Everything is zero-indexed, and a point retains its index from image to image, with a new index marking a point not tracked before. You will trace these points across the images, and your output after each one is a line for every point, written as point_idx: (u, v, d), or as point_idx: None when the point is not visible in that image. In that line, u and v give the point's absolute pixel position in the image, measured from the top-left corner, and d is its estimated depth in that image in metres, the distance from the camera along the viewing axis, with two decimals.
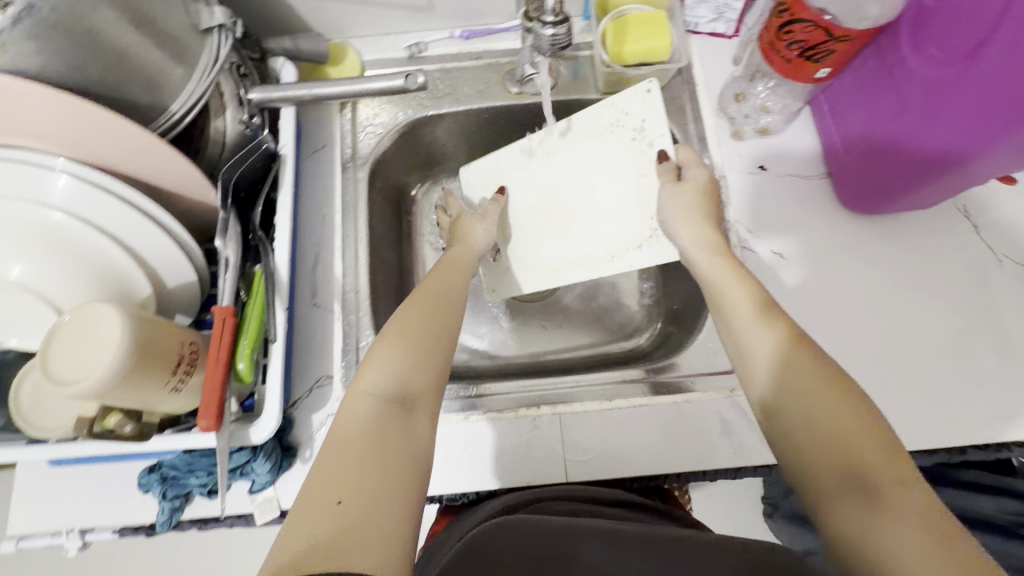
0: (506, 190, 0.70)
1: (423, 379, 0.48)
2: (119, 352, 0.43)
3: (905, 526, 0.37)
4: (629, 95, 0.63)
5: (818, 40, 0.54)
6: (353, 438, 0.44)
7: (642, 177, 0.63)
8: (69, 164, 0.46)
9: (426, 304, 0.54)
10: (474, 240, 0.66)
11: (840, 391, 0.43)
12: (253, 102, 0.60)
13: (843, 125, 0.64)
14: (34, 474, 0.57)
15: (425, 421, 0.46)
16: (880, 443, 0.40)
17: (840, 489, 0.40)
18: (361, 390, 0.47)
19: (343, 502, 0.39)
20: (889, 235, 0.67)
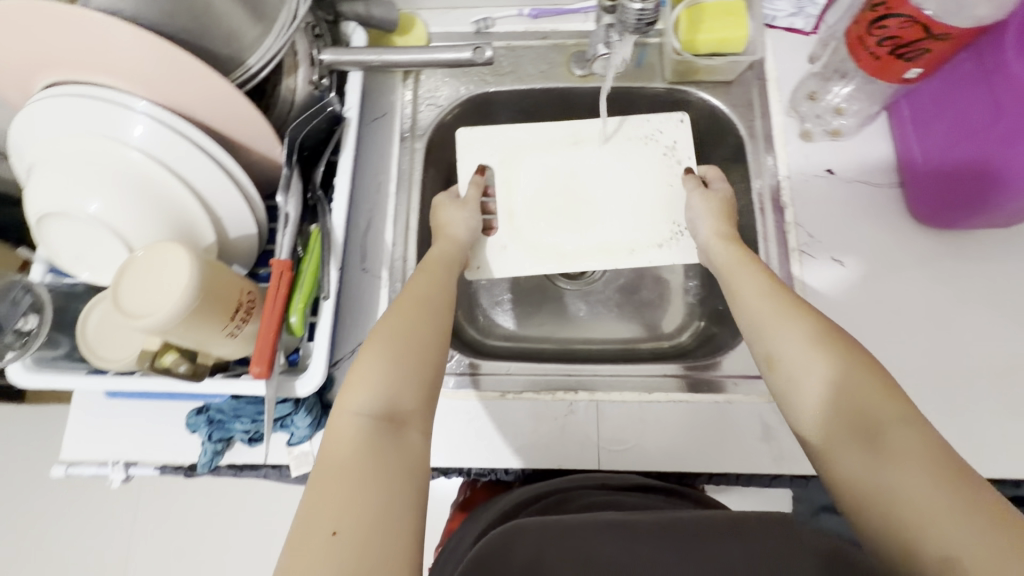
0: (485, 169, 0.69)
1: (411, 397, 0.45)
2: (187, 289, 0.44)
3: (915, 471, 0.37)
4: (664, 119, 0.70)
5: (913, 37, 0.52)
6: (340, 464, 0.40)
7: (669, 187, 0.69)
8: (148, 106, 0.48)
9: (410, 309, 0.50)
10: (448, 224, 0.64)
11: (844, 350, 0.44)
12: (324, 63, 0.62)
13: (926, 132, 0.61)
14: (91, 404, 0.60)
15: (416, 437, 0.44)
16: (887, 394, 0.41)
17: (846, 446, 0.41)
18: (346, 412, 0.44)
19: (338, 534, 0.36)
20: (958, 253, 0.64)
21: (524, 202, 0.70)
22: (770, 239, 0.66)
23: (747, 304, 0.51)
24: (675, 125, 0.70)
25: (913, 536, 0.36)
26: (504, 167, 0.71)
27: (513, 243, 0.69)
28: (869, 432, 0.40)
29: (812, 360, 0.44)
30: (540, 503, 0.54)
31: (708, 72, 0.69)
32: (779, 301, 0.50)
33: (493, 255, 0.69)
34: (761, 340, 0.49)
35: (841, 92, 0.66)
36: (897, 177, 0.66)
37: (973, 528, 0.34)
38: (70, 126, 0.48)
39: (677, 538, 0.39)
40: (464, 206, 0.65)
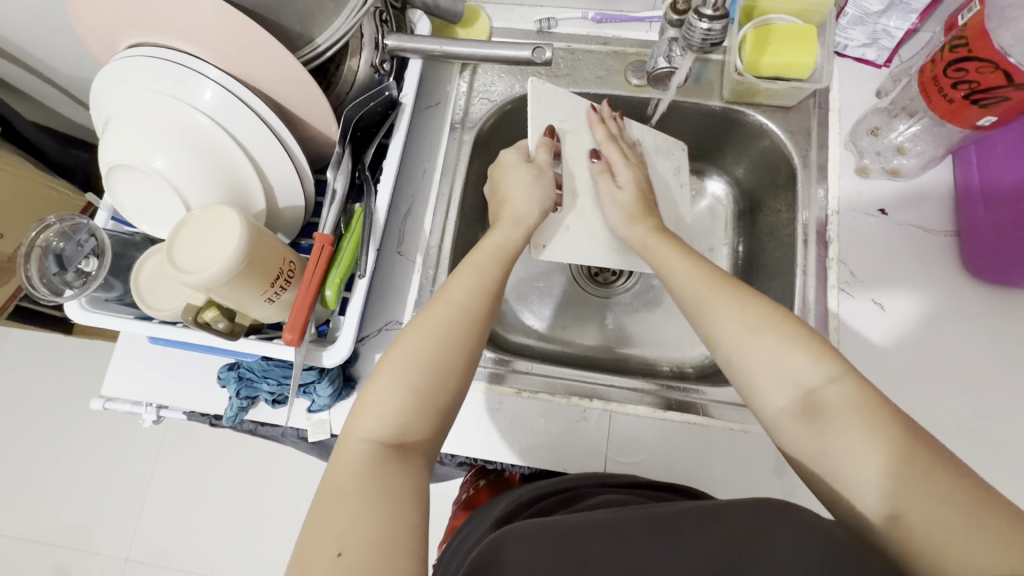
0: (555, 131, 0.65)
1: (419, 425, 0.46)
2: (235, 253, 0.47)
3: (855, 432, 0.39)
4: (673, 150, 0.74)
5: (993, 84, 0.49)
6: (343, 489, 0.42)
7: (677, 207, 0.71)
8: (220, 75, 0.51)
9: (437, 326, 0.49)
10: (513, 196, 0.61)
11: (778, 324, 0.46)
12: (387, 48, 0.62)
13: (994, 182, 0.59)
14: (133, 347, 0.64)
15: (422, 463, 0.45)
16: (813, 356, 0.43)
17: (801, 420, 0.42)
18: (355, 435, 0.45)
19: (343, 555, 0.38)
20: (1011, 312, 0.61)
21: (590, 182, 0.67)
22: (809, 273, 0.64)
23: (683, 285, 0.53)
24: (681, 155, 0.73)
25: (862, 493, 0.38)
26: (570, 137, 0.67)
27: (576, 224, 0.67)
28: (805, 399, 0.43)
29: (740, 337, 0.46)
30: (545, 504, 0.53)
31: (768, 94, 0.68)
32: (706, 281, 0.51)
33: (558, 235, 0.66)
34: (695, 320, 0.51)
35: (905, 130, 0.64)
36: (954, 225, 0.64)
37: (913, 476, 0.37)
38: (146, 86, 0.51)
39: (659, 526, 0.39)
40: (540, 173, 0.63)
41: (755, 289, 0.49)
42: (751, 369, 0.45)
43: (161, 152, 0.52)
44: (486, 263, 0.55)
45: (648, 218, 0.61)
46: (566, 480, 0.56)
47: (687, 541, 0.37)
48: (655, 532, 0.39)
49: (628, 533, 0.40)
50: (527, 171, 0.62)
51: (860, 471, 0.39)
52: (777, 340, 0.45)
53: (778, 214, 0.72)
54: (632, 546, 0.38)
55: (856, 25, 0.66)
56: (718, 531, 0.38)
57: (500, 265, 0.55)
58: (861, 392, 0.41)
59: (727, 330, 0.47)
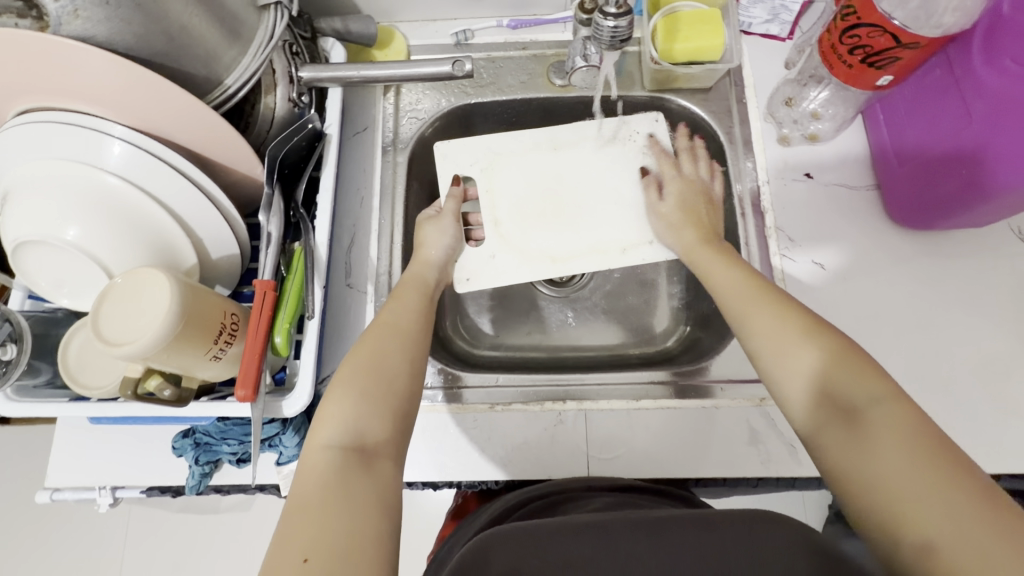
0: (461, 179, 0.69)
1: (378, 428, 0.45)
2: (168, 317, 0.44)
3: (889, 454, 0.39)
4: (638, 119, 0.71)
5: (884, 46, 0.52)
6: (308, 500, 0.40)
7: (656, 183, 0.69)
8: (126, 131, 0.48)
9: (380, 344, 0.50)
10: (424, 241, 0.64)
11: (824, 337, 0.46)
12: (303, 81, 0.60)
13: (899, 139, 0.62)
14: (73, 430, 0.59)
15: (389, 466, 0.44)
16: (863, 377, 0.43)
17: (832, 430, 0.43)
18: (315, 446, 0.44)
19: (310, 561, 0.36)
20: (934, 252, 0.65)
21: (507, 210, 0.70)
22: (752, 244, 0.67)
23: (730, 299, 0.54)
24: (649, 124, 0.70)
25: (886, 512, 0.38)
26: (485, 176, 0.70)
27: (501, 249, 0.69)
28: (846, 414, 0.43)
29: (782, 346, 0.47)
30: (532, 505, 0.53)
31: (686, 79, 0.70)
32: (753, 290, 0.53)
33: (481, 266, 0.68)
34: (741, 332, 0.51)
35: (817, 97, 0.68)
36: (874, 179, 0.67)
37: (943, 495, 0.36)
38: (45, 153, 0.48)
39: (644, 527, 0.39)
40: (441, 220, 0.65)
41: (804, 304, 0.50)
42: (793, 378, 0.46)
43: (74, 221, 0.49)
44: (412, 293, 0.57)
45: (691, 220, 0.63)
46: (549, 485, 0.56)
47: (677, 543, 0.38)
48: (640, 528, 0.39)
49: (612, 532, 0.39)
50: (431, 224, 0.65)
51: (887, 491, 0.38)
52: (830, 360, 0.45)
53: None
54: (619, 548, 0.38)
55: (757, 3, 0.68)
56: (708, 533, 0.38)
57: (421, 293, 0.58)
58: (909, 415, 0.41)
59: (775, 349, 0.48)
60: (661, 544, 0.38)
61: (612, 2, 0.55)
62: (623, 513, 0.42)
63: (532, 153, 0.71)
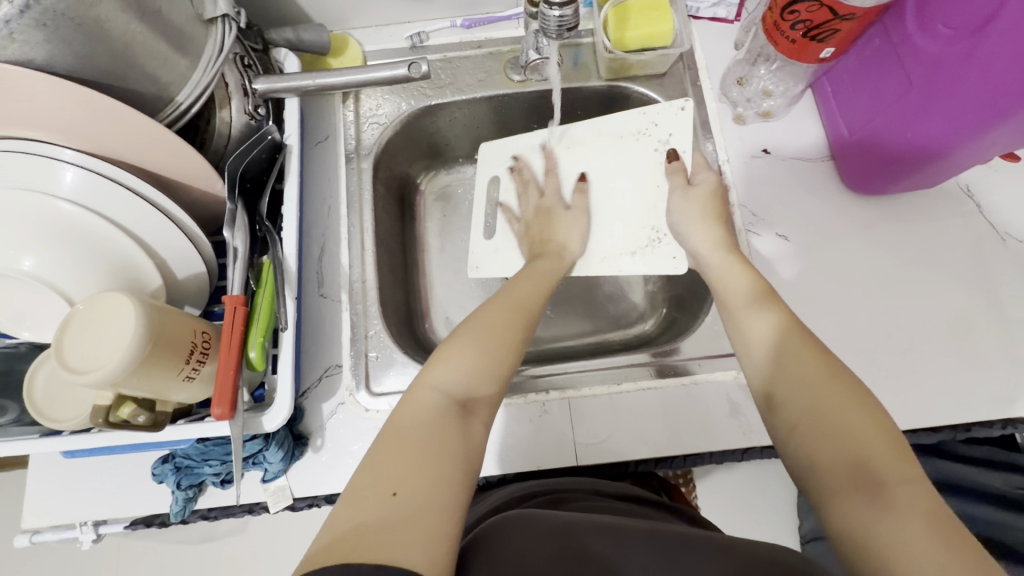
0: (588, 176, 0.70)
1: (485, 386, 0.46)
2: (136, 340, 0.43)
3: (908, 527, 0.35)
4: (663, 109, 0.68)
5: (822, 20, 0.54)
6: (413, 434, 0.41)
7: (654, 187, 0.67)
8: (77, 156, 0.47)
9: (504, 314, 0.51)
10: (556, 234, 0.67)
11: (841, 383, 0.43)
12: (258, 93, 0.61)
13: (848, 110, 0.64)
14: (46, 468, 0.57)
15: (481, 429, 0.44)
16: (881, 436, 0.40)
17: (847, 489, 0.39)
18: (427, 385, 0.44)
19: (398, 495, 0.37)
20: (892, 217, 0.68)
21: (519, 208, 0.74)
22: None
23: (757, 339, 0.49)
24: (673, 114, 0.67)
25: None
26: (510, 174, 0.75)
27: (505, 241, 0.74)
28: (863, 476, 0.39)
29: (802, 384, 0.44)
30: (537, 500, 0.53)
31: (641, 65, 0.71)
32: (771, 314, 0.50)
33: (487, 255, 0.75)
34: (766, 378, 0.47)
35: (766, 74, 0.69)
36: (828, 150, 0.69)
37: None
38: None
39: (661, 543, 0.41)
40: (575, 216, 0.68)
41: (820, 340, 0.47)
42: (808, 422, 0.43)
43: (29, 251, 0.47)
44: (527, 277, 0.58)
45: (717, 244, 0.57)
46: (546, 483, 0.56)
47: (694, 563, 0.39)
48: (658, 547, 0.40)
49: (627, 539, 0.41)
50: (566, 220, 0.68)
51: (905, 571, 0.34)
52: (864, 421, 0.41)
53: None
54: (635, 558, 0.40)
55: None
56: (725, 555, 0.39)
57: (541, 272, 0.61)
58: (926, 495, 0.37)
59: (801, 400, 0.44)
60: (675, 560, 0.39)
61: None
62: (637, 523, 0.44)
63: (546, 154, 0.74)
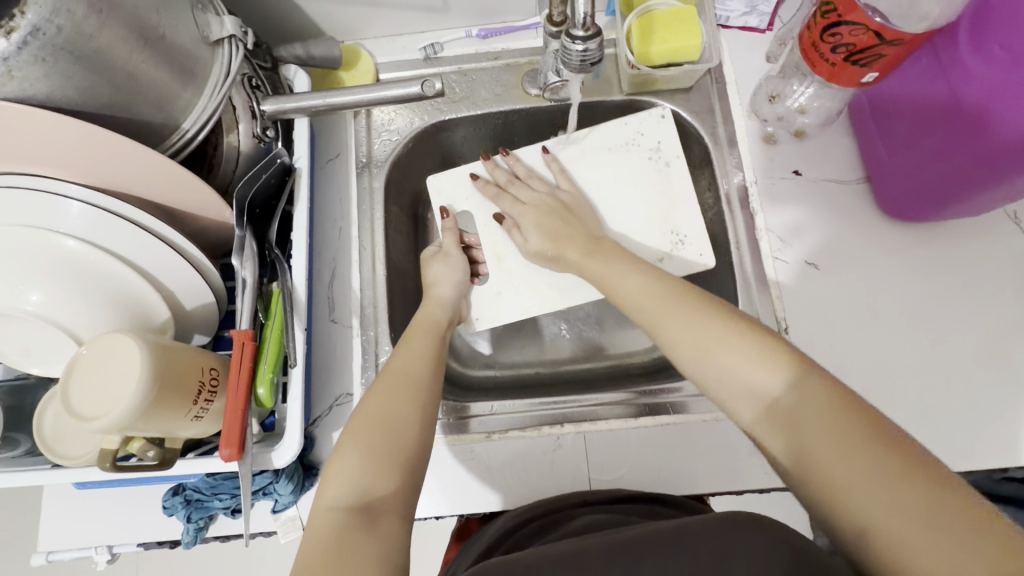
0: (448, 210, 0.70)
1: (383, 481, 0.44)
2: (141, 385, 0.42)
3: (817, 438, 0.38)
4: (644, 118, 0.69)
5: (866, 44, 0.49)
6: (314, 563, 0.39)
7: (661, 194, 0.67)
8: (82, 191, 0.45)
9: (389, 396, 0.49)
10: (440, 289, 0.64)
11: (717, 318, 0.46)
12: (266, 115, 0.58)
13: (888, 136, 0.60)
14: (58, 496, 0.58)
15: (393, 523, 0.43)
16: (764, 356, 0.43)
17: (764, 422, 0.42)
18: (323, 507, 0.43)
19: None
20: (930, 244, 0.64)
21: (508, 242, 0.69)
22: (742, 248, 0.65)
23: (665, 308, 0.49)
24: (657, 122, 0.68)
25: (843, 510, 0.36)
26: (482, 209, 0.70)
27: (505, 286, 0.68)
28: (774, 408, 0.41)
29: (685, 328, 0.47)
30: (518, 534, 0.52)
31: (665, 80, 0.68)
32: (664, 288, 0.51)
33: (489, 304, 0.68)
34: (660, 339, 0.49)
35: (802, 92, 0.64)
36: (863, 170, 0.65)
37: (881, 483, 0.35)
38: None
39: (618, 557, 0.38)
40: (448, 257, 0.67)
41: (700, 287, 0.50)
42: (701, 367, 0.45)
43: (37, 286, 0.47)
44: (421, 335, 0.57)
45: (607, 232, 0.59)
46: (560, 498, 0.56)
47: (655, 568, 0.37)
48: (616, 563, 0.38)
49: (588, 562, 0.38)
50: (439, 264, 0.66)
51: (832, 484, 0.37)
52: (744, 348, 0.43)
53: (702, 194, 0.72)
54: (645, 565, 0.37)
55: None
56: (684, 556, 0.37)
57: (437, 337, 0.57)
58: (832, 402, 0.39)
59: (704, 356, 0.45)
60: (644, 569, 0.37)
61: (579, 25, 0.51)
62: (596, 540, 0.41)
63: (519, 177, 0.70)
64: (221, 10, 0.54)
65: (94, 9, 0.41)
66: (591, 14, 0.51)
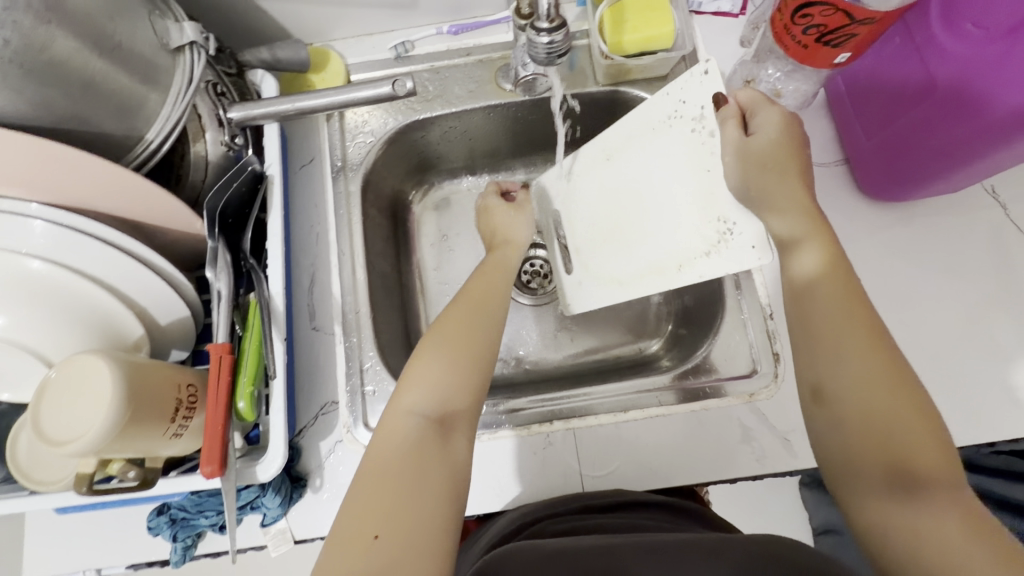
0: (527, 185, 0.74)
1: (462, 397, 0.48)
2: (114, 407, 0.41)
3: (931, 506, 0.38)
4: (684, 79, 0.51)
5: (837, 25, 0.49)
6: (392, 467, 0.43)
7: (705, 172, 0.50)
8: (44, 209, 0.44)
9: (462, 319, 0.53)
10: (513, 232, 0.67)
11: (876, 356, 0.43)
12: (234, 122, 0.56)
13: (863, 116, 0.60)
14: (37, 523, 0.56)
15: (463, 441, 0.46)
16: (912, 422, 0.41)
17: (880, 480, 0.41)
18: (402, 410, 0.47)
19: (380, 538, 0.39)
20: (912, 221, 0.64)
21: (584, 233, 0.66)
22: None
23: (816, 320, 0.46)
24: (697, 81, 0.49)
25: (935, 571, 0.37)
26: (565, 206, 0.69)
27: (583, 275, 0.66)
28: (899, 472, 0.40)
29: (824, 359, 0.45)
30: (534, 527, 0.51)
31: (640, 69, 0.67)
32: (819, 300, 0.46)
33: (571, 291, 0.69)
34: (810, 364, 0.46)
35: (775, 75, 0.63)
36: (841, 152, 0.65)
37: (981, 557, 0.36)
38: None
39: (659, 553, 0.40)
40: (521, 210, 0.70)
41: (875, 314, 0.45)
42: (847, 405, 0.43)
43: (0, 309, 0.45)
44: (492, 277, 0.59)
45: (802, 204, 0.47)
46: (559, 501, 0.55)
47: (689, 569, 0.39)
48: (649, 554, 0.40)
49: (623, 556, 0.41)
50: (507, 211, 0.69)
51: (937, 548, 0.37)
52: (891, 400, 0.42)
53: None
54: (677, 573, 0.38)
55: None
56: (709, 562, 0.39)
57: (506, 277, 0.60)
58: (949, 479, 0.39)
59: (854, 391, 0.42)
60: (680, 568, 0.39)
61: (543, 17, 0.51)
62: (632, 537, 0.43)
63: (597, 169, 0.63)
64: (181, 17, 0.53)
65: (44, 20, 0.39)
66: (555, 6, 0.51)
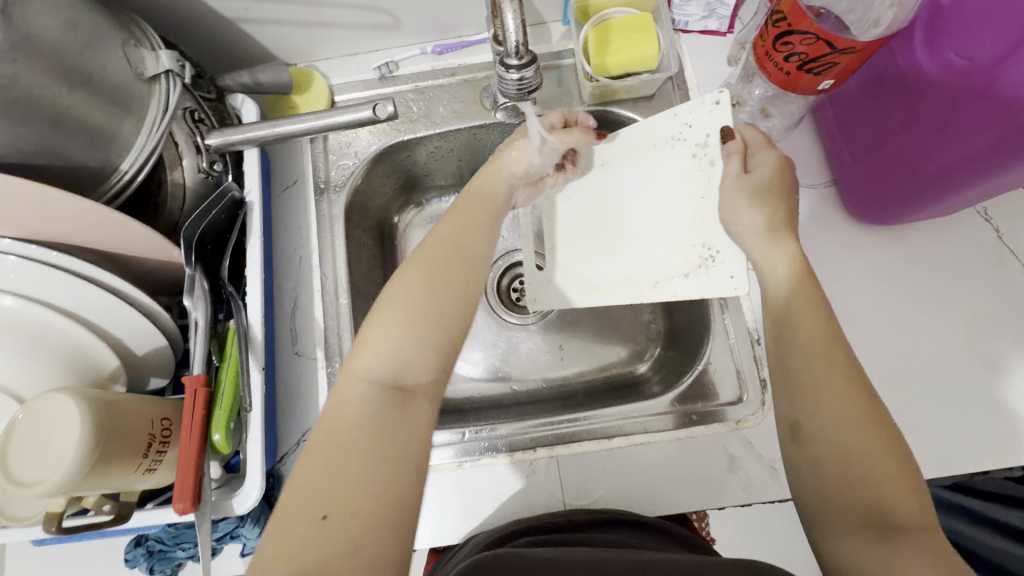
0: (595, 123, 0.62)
1: (420, 369, 0.45)
2: (82, 445, 0.41)
3: (902, 550, 0.37)
4: (696, 106, 0.57)
5: (819, 53, 0.48)
6: (344, 437, 0.41)
7: (699, 200, 0.58)
8: (14, 244, 0.44)
9: (427, 276, 0.48)
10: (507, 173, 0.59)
11: (849, 387, 0.43)
12: (212, 148, 0.56)
13: (849, 137, 0.59)
14: (15, 555, 0.56)
15: (424, 412, 0.44)
16: (885, 459, 0.40)
17: (855, 523, 0.40)
18: (355, 376, 0.44)
19: (328, 518, 0.38)
20: (903, 244, 0.63)
21: (567, 233, 0.65)
22: None
23: (791, 346, 0.46)
24: (708, 109, 0.56)
25: None
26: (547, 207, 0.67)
27: (557, 277, 0.66)
28: (874, 516, 0.39)
29: (800, 395, 0.44)
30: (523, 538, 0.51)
31: (625, 90, 0.66)
32: (797, 328, 0.46)
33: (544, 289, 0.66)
34: (788, 402, 0.45)
35: (759, 95, 0.63)
36: (830, 173, 0.64)
37: None
38: None
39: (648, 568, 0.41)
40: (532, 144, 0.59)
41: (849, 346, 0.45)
42: (823, 438, 0.42)
43: None
44: (479, 221, 0.54)
45: (782, 215, 0.50)
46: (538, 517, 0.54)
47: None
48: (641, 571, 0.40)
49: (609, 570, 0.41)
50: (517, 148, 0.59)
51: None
52: (866, 436, 0.41)
53: None
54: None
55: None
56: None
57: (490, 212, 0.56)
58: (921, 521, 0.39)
59: (830, 425, 0.42)
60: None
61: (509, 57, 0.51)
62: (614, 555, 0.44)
63: (588, 175, 0.65)
64: (159, 45, 0.52)
65: (9, 58, 0.39)
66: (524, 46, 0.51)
